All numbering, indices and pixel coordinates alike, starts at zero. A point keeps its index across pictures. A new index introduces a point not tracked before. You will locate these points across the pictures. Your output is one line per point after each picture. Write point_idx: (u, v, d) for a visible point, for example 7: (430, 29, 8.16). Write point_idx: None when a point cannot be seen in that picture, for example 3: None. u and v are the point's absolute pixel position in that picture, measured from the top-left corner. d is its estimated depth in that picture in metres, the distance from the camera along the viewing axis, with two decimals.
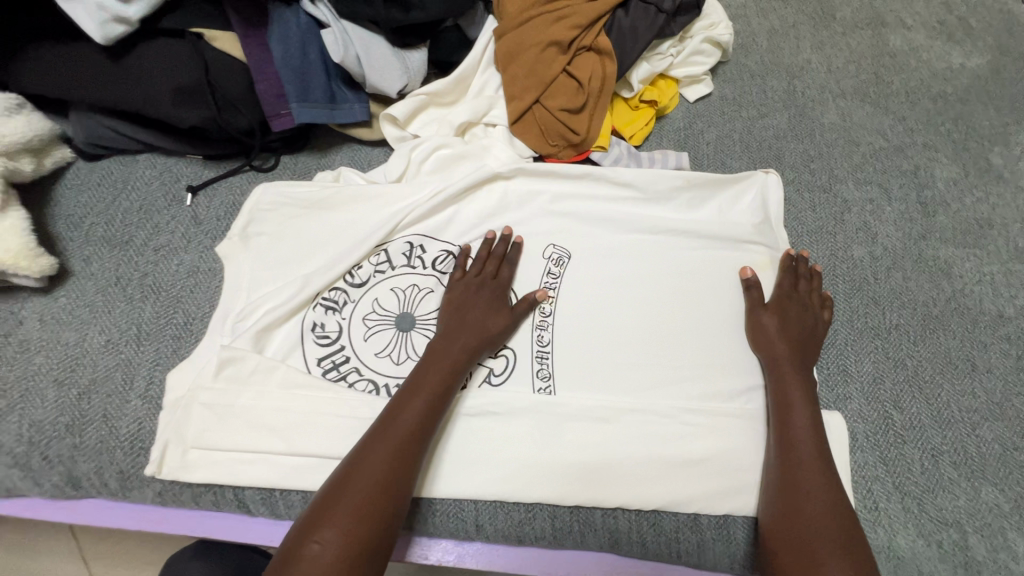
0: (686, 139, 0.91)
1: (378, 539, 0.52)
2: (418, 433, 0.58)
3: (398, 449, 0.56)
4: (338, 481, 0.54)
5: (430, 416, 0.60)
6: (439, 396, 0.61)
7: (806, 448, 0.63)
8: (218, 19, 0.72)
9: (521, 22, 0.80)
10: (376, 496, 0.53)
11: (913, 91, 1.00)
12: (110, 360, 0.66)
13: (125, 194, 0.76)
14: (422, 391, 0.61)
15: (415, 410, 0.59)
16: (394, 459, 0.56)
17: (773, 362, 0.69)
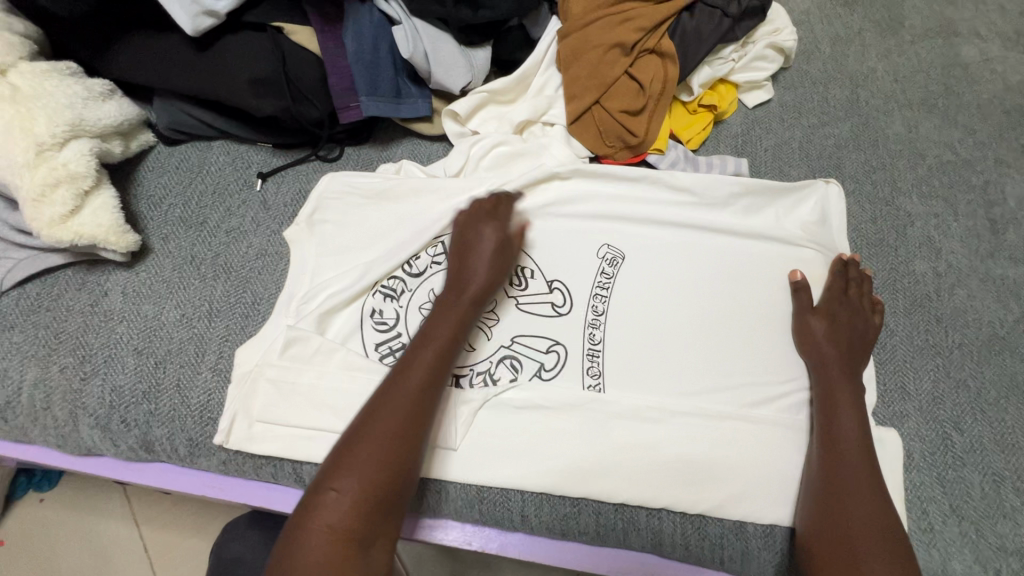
0: (744, 145, 0.90)
1: (395, 485, 0.54)
2: (427, 385, 0.59)
3: (408, 403, 0.57)
4: (347, 438, 0.56)
5: (438, 365, 0.61)
6: (445, 347, 0.62)
7: (852, 455, 0.62)
8: (297, 13, 0.76)
9: (586, 23, 0.81)
10: (390, 446, 0.55)
11: (985, 104, 0.96)
12: (184, 334, 0.70)
13: (201, 178, 0.80)
14: (431, 345, 0.61)
15: (421, 364, 0.60)
16: (404, 412, 0.57)
17: (821, 364, 0.68)
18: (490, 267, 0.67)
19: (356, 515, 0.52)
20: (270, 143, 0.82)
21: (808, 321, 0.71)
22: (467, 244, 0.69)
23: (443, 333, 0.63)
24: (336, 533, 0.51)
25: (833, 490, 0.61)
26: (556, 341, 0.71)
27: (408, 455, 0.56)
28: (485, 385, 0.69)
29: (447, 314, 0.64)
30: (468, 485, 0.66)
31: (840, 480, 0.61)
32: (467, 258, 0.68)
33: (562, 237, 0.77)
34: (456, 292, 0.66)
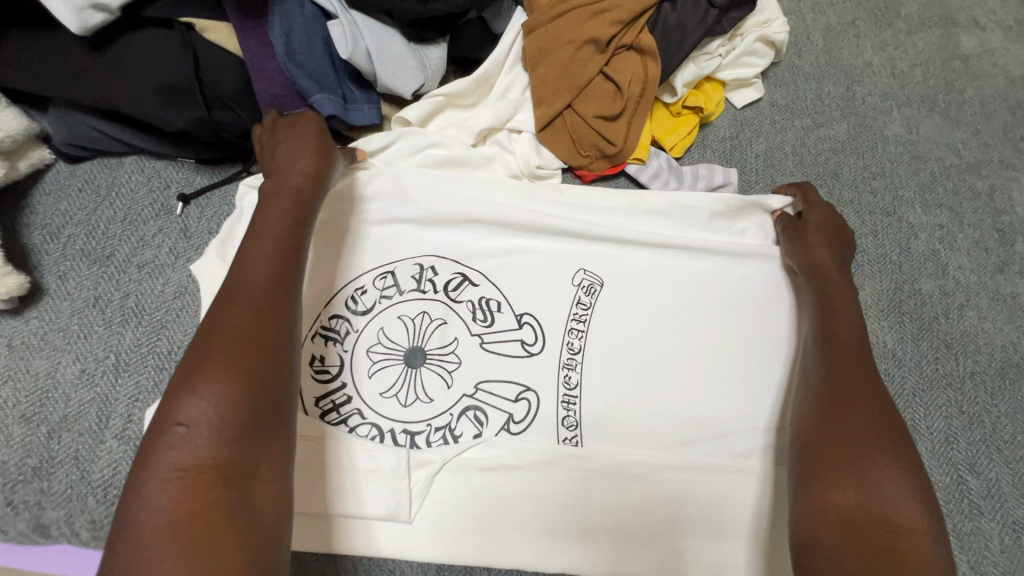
0: (732, 152, 0.81)
1: (266, 412, 0.42)
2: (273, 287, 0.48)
3: (263, 294, 0.47)
4: (201, 346, 0.43)
5: (284, 270, 0.50)
6: (280, 249, 0.50)
7: (849, 346, 0.55)
8: (212, 7, 0.64)
9: (555, 16, 0.71)
10: (256, 355, 0.44)
11: (988, 100, 0.89)
12: (85, 394, 0.59)
13: (108, 202, 0.68)
14: (264, 247, 0.50)
15: (259, 261, 0.49)
16: (258, 310, 0.46)
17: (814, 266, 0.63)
18: (309, 155, 0.57)
19: (222, 441, 0.39)
20: (192, 159, 0.70)
21: (806, 236, 0.66)
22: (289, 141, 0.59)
23: (276, 234, 0.51)
24: (191, 469, 0.38)
25: (830, 393, 0.52)
26: (526, 387, 0.62)
27: (275, 366, 0.44)
28: (445, 443, 0.60)
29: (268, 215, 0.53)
30: (427, 563, 0.57)
31: (840, 388, 0.52)
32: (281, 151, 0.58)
33: (531, 263, 0.67)
34: (277, 189, 0.55)
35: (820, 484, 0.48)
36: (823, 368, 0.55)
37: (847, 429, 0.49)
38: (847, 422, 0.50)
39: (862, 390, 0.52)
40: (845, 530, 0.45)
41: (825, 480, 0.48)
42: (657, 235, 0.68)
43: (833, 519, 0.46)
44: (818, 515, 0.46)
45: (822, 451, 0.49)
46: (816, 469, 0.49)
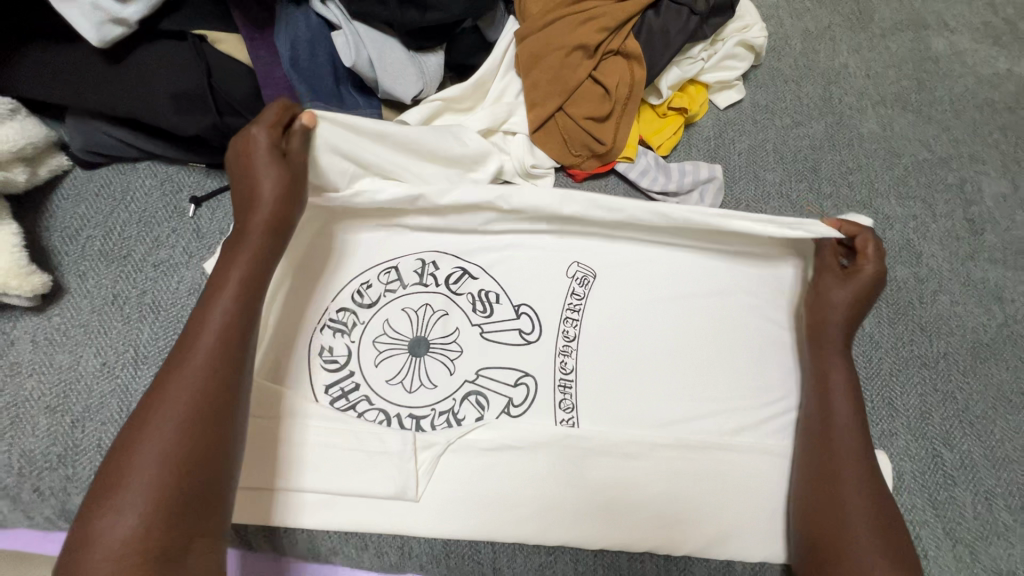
0: (716, 150, 0.86)
1: (215, 463, 0.44)
2: (231, 336, 0.48)
3: (207, 365, 0.46)
4: (143, 423, 0.43)
5: (243, 314, 0.50)
6: (241, 293, 0.50)
7: (845, 433, 0.59)
8: (223, 19, 0.68)
9: (544, 24, 0.75)
10: (194, 434, 0.44)
11: (958, 99, 0.94)
12: (106, 386, 0.62)
13: (124, 205, 0.72)
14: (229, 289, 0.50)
15: (220, 309, 0.49)
16: (204, 382, 0.46)
17: (818, 329, 0.64)
18: (268, 184, 0.53)
19: (150, 528, 0.40)
20: (203, 164, 0.74)
21: (831, 291, 0.63)
22: (242, 164, 0.54)
23: (241, 274, 0.51)
24: (121, 556, 0.39)
25: (835, 483, 0.57)
26: (525, 373, 0.66)
27: (213, 445, 0.44)
28: (449, 426, 0.63)
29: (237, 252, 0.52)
30: (433, 539, 0.60)
31: (839, 474, 0.57)
32: (241, 178, 0.54)
33: (527, 257, 0.71)
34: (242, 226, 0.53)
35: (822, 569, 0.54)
36: (821, 460, 0.58)
37: (849, 514, 0.55)
38: (851, 511, 0.55)
39: (853, 475, 0.57)
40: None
41: (828, 567, 0.54)
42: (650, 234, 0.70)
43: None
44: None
45: (829, 536, 0.55)
46: (820, 554, 0.55)
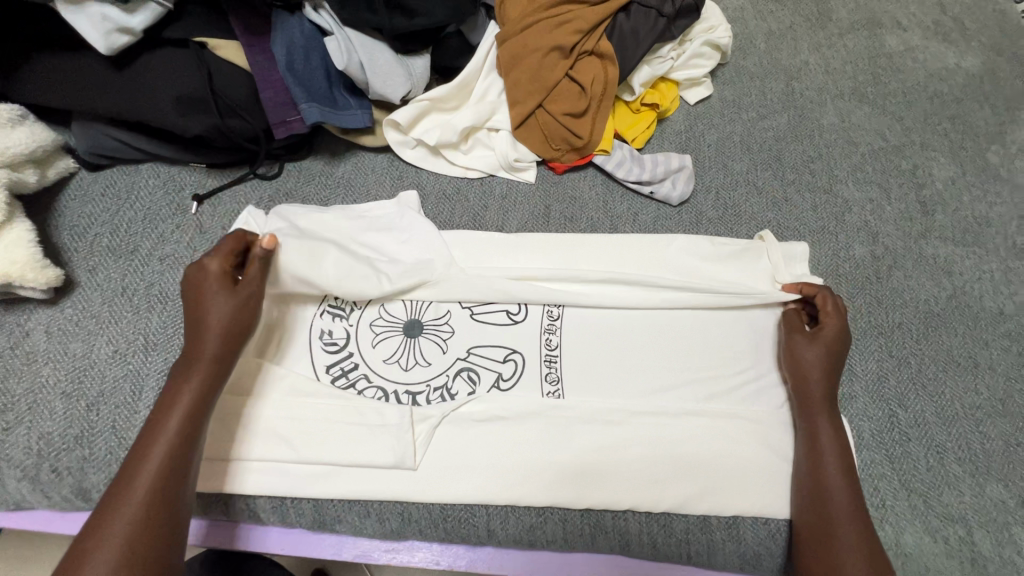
0: (687, 142, 0.91)
1: (158, 566, 0.50)
2: (178, 452, 0.54)
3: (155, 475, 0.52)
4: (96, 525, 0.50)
5: (191, 428, 0.56)
6: (191, 413, 0.56)
7: (830, 451, 0.63)
8: (221, 27, 0.72)
9: (522, 28, 0.81)
10: (136, 540, 0.50)
11: (910, 91, 1.01)
12: (118, 371, 0.66)
13: (129, 204, 0.76)
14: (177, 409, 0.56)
15: (168, 429, 0.55)
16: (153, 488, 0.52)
17: (804, 396, 0.66)
18: (216, 305, 0.58)
19: None
20: (203, 164, 0.79)
21: (801, 347, 0.68)
22: (196, 293, 0.60)
23: (191, 395, 0.57)
24: None
25: (822, 491, 0.62)
26: (513, 350, 0.71)
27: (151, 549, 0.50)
28: (443, 400, 0.67)
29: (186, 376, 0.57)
30: (431, 505, 0.64)
31: (825, 486, 0.61)
32: (192, 303, 0.60)
33: (513, 244, 0.77)
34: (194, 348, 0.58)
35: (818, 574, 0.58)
36: (817, 516, 0.61)
37: (839, 524, 0.59)
38: (841, 523, 0.59)
39: (840, 492, 0.61)
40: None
41: (821, 571, 0.58)
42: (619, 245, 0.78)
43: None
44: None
45: (825, 538, 0.59)
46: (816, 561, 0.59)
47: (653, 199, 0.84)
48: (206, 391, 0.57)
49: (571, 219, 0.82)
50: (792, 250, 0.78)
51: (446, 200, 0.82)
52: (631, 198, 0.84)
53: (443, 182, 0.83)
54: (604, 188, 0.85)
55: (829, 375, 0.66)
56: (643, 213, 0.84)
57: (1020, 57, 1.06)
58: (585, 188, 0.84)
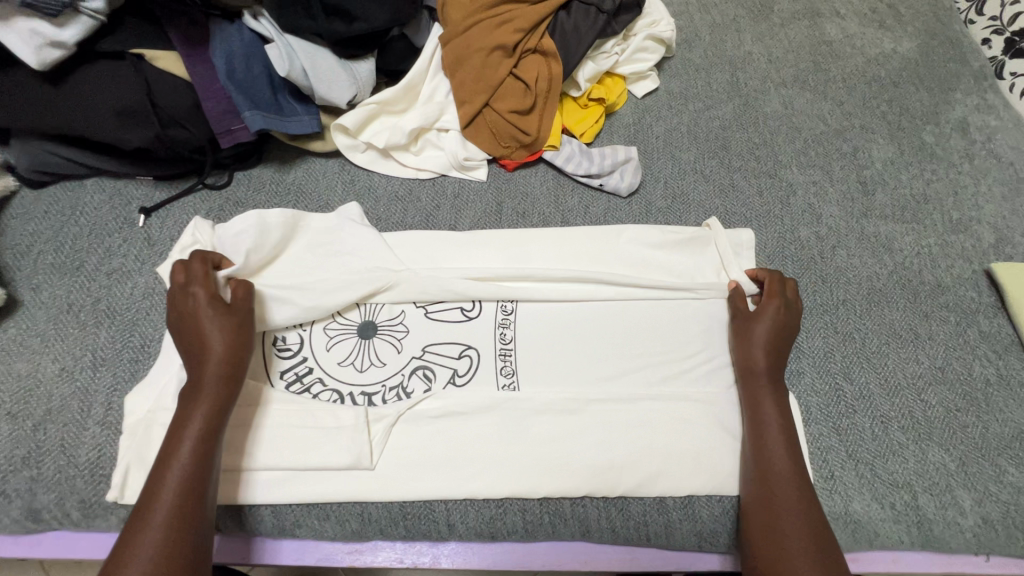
0: (636, 134, 0.93)
1: None
2: (194, 470, 0.55)
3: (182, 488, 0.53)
4: (124, 548, 0.50)
5: (207, 446, 0.56)
6: (205, 432, 0.57)
7: (771, 421, 0.65)
8: (159, 38, 0.72)
9: (464, 29, 0.82)
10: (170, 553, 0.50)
11: (850, 77, 1.05)
12: (66, 389, 0.65)
13: (74, 220, 0.75)
14: (190, 430, 0.56)
15: (187, 446, 0.55)
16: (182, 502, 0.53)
17: (749, 372, 0.69)
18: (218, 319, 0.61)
19: None
20: (150, 177, 0.78)
21: (751, 326, 0.70)
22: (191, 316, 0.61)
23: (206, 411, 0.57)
24: None
25: (762, 458, 0.64)
26: (467, 345, 0.71)
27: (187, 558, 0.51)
28: (399, 400, 0.68)
29: (193, 399, 0.58)
30: (390, 503, 0.65)
31: (765, 453, 0.64)
32: (188, 327, 0.61)
33: (465, 242, 0.78)
34: (196, 373, 0.59)
35: (761, 539, 0.60)
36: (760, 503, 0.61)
37: (779, 489, 0.61)
38: (780, 487, 0.61)
39: (780, 458, 0.63)
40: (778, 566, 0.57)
41: (767, 556, 0.58)
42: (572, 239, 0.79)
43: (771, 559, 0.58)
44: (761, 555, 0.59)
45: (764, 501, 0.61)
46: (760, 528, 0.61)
47: (603, 191, 0.86)
48: (216, 410, 0.58)
49: (523, 215, 0.83)
50: (739, 238, 0.80)
51: (398, 201, 0.82)
52: (581, 191, 0.86)
53: (394, 184, 0.84)
54: (555, 183, 0.86)
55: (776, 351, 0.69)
56: (594, 205, 0.85)
57: (953, 40, 1.11)
58: (536, 184, 0.86)
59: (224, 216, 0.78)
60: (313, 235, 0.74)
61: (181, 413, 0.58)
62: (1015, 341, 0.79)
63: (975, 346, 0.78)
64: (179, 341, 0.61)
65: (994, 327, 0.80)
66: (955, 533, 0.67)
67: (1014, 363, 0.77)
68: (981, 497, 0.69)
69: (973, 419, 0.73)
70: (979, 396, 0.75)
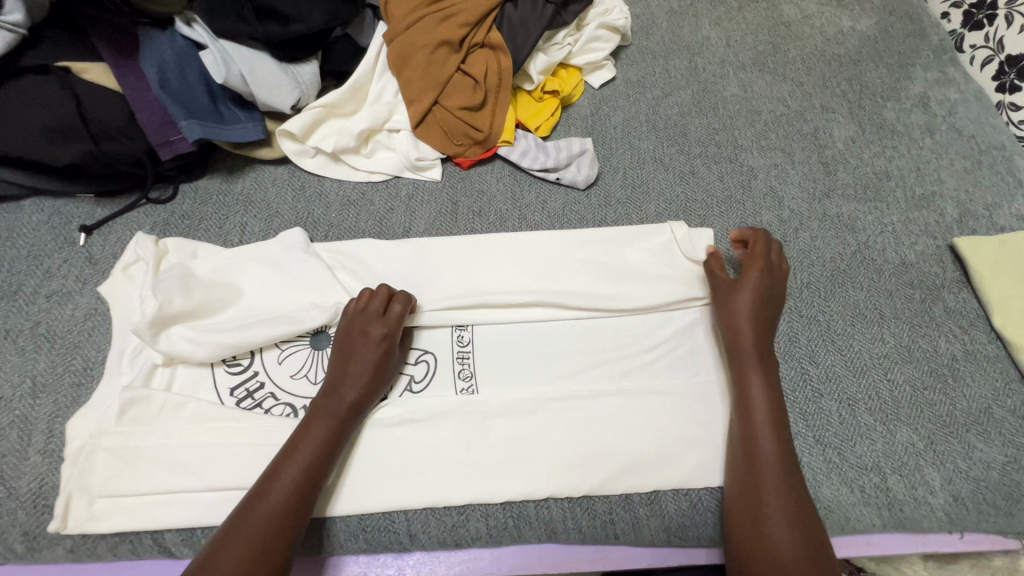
0: (594, 126, 0.91)
1: None
2: (281, 511, 0.55)
3: (267, 527, 0.54)
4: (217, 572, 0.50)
5: (294, 509, 0.55)
6: (291, 495, 0.55)
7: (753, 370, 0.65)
8: (86, 51, 0.70)
9: (408, 25, 0.80)
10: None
11: (809, 57, 1.03)
12: (4, 418, 0.63)
13: (10, 242, 0.72)
14: (277, 488, 0.56)
15: (280, 486, 0.56)
16: (261, 538, 0.53)
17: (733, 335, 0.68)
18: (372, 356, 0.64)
19: None
20: (90, 194, 0.76)
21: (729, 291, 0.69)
22: (351, 349, 0.64)
23: (305, 456, 0.58)
24: None
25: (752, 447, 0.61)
26: (424, 350, 0.71)
27: None
28: None
29: (294, 447, 0.58)
30: (349, 517, 0.63)
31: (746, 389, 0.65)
32: (343, 361, 0.64)
33: (417, 245, 0.76)
34: (313, 416, 0.60)
35: (738, 498, 0.60)
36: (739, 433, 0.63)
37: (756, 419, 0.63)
38: (767, 475, 0.59)
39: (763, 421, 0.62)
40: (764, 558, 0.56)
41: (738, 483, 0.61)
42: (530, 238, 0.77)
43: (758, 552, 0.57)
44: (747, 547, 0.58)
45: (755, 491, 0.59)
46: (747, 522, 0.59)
47: (561, 185, 0.84)
48: (313, 463, 0.58)
49: (479, 213, 0.81)
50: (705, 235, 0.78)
51: (350, 205, 0.80)
52: (538, 185, 0.84)
53: (346, 188, 0.82)
54: (511, 180, 0.84)
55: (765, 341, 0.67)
56: (552, 199, 0.83)
57: (911, 16, 1.10)
58: (492, 181, 0.84)
59: (169, 230, 0.76)
60: (272, 253, 0.72)
61: (283, 456, 0.58)
62: (981, 315, 0.78)
63: (940, 322, 0.78)
64: (332, 373, 0.63)
65: (960, 302, 0.79)
66: (926, 513, 0.66)
67: (980, 338, 0.77)
68: (951, 474, 0.68)
69: (940, 396, 0.72)
70: (946, 372, 0.74)
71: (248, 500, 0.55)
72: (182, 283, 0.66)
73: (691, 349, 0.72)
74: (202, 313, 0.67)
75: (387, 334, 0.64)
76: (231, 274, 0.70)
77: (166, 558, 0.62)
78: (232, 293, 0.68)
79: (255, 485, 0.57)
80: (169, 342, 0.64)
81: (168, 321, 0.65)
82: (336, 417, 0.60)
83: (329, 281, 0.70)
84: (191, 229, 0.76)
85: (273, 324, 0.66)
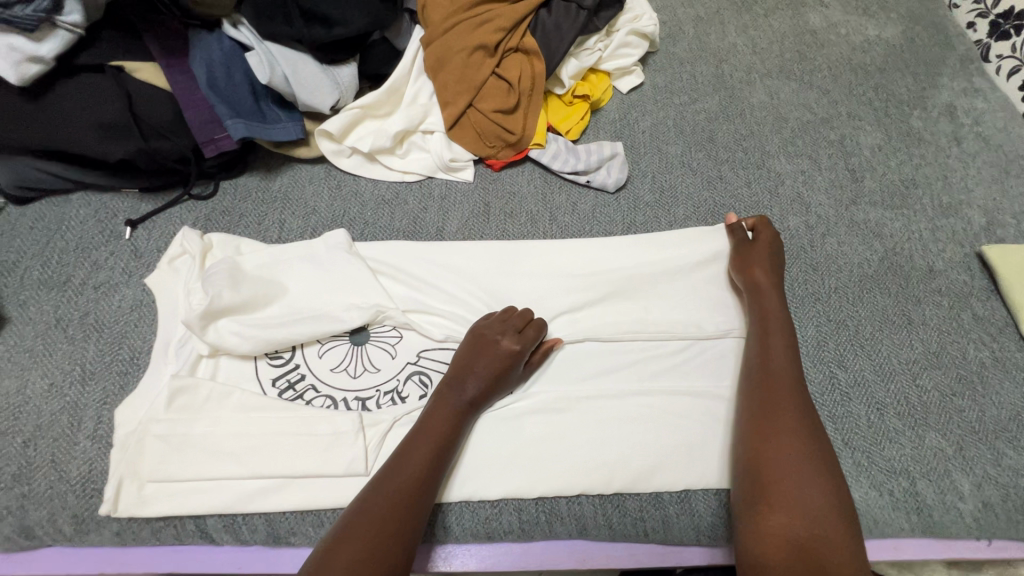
0: (622, 130, 0.93)
1: (387, 560, 0.53)
2: (416, 484, 0.58)
3: (404, 493, 0.57)
4: (368, 516, 0.55)
5: (421, 490, 0.58)
6: (422, 475, 0.59)
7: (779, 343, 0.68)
8: (139, 51, 0.72)
9: (445, 29, 0.82)
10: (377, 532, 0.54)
11: (835, 65, 1.04)
12: (55, 405, 0.65)
13: (59, 235, 0.75)
14: (412, 461, 0.59)
15: (419, 458, 0.60)
16: (399, 499, 0.57)
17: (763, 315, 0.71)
18: (501, 361, 0.67)
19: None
20: (135, 189, 0.78)
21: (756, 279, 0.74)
22: (480, 349, 0.67)
23: (439, 441, 0.62)
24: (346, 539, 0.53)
25: (764, 446, 0.60)
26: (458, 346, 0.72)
27: (393, 546, 0.54)
28: (393, 404, 0.68)
29: (427, 430, 0.62)
30: None
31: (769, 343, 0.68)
32: (472, 357, 0.67)
33: (455, 248, 0.77)
34: (444, 404, 0.64)
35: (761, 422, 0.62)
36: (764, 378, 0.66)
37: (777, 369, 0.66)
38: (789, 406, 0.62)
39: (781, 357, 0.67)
40: (790, 547, 0.54)
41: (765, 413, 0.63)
42: (569, 246, 0.79)
43: (776, 542, 0.55)
44: (765, 539, 0.55)
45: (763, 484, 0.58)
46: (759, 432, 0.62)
47: (591, 187, 0.85)
48: (443, 445, 0.61)
49: (511, 214, 0.83)
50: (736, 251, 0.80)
51: (385, 204, 0.82)
52: (568, 188, 0.86)
53: (382, 187, 0.84)
54: (542, 182, 0.86)
55: (796, 369, 0.66)
56: (582, 202, 0.85)
57: (936, 25, 1.10)
58: (523, 183, 0.85)
59: (210, 226, 0.78)
60: (316, 252, 0.74)
61: (418, 433, 0.62)
62: (1009, 323, 0.79)
63: (968, 328, 0.78)
64: (460, 366, 0.67)
65: (987, 310, 0.80)
66: (954, 518, 0.67)
67: (1008, 345, 0.77)
68: (980, 480, 0.68)
69: (968, 402, 0.73)
70: (975, 378, 0.74)
71: (392, 462, 0.60)
72: (231, 277, 0.69)
73: (717, 352, 0.73)
74: (247, 307, 0.69)
75: (517, 349, 0.67)
76: (275, 270, 0.72)
77: (205, 544, 0.64)
78: (277, 288, 0.71)
79: (394, 454, 0.61)
80: (215, 336, 0.66)
81: (216, 315, 0.67)
82: (459, 411, 0.64)
83: (367, 283, 0.72)
84: (231, 225, 0.78)
85: (316, 324, 0.69)
